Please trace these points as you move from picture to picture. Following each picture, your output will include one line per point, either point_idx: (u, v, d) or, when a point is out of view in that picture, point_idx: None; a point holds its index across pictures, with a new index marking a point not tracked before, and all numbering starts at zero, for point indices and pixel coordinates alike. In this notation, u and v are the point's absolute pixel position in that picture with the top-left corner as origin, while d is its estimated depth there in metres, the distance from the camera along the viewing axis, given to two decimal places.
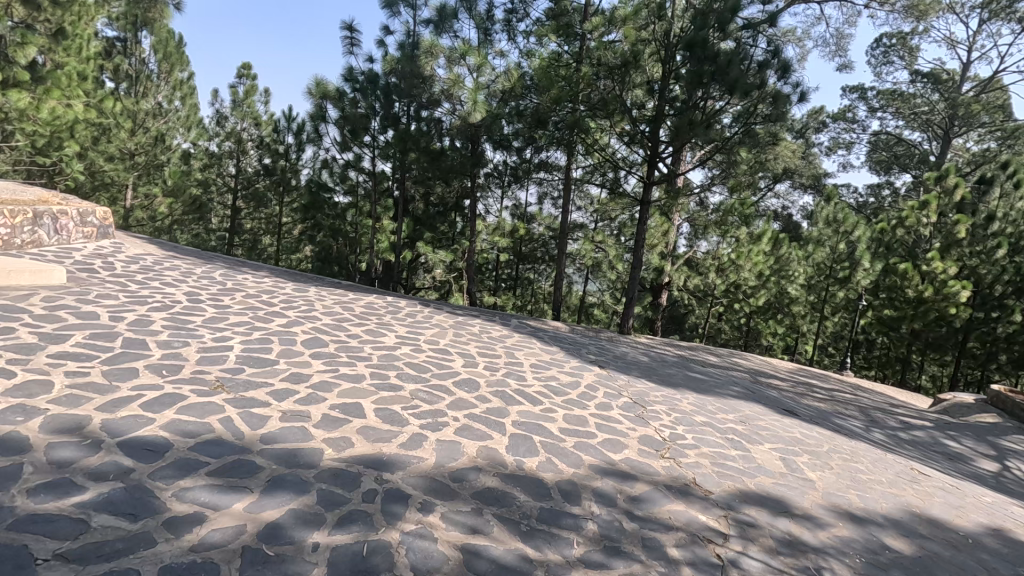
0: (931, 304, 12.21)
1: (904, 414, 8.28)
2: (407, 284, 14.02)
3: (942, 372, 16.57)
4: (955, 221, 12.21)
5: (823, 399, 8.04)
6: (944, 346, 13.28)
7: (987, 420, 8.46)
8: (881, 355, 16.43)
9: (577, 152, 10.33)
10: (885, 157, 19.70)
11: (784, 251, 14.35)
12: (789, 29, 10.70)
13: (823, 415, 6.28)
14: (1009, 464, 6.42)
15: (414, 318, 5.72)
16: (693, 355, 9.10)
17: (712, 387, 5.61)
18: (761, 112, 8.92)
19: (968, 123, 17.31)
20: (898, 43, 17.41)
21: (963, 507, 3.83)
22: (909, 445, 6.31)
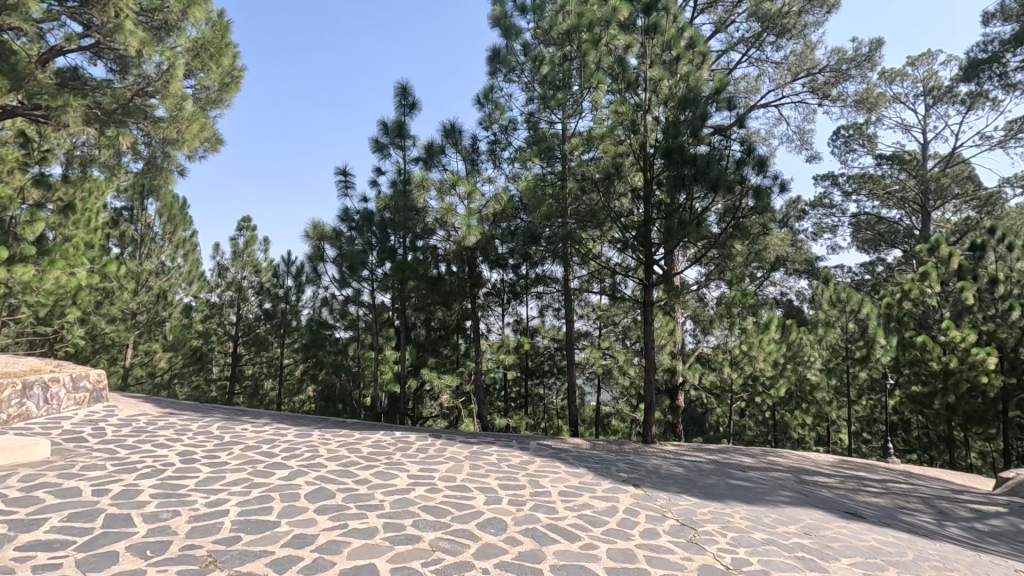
0: (959, 375, 11.68)
1: (971, 501, 7.53)
2: (414, 414, 13.51)
3: (989, 446, 15.52)
4: (961, 288, 12.18)
5: (879, 493, 7.35)
6: (985, 418, 12.51)
7: None
8: (922, 436, 15.48)
9: (574, 263, 10.49)
10: (871, 235, 20.19)
11: (794, 336, 14.04)
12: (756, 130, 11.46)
13: (889, 513, 5.65)
14: None
15: (426, 453, 5.30)
16: (727, 459, 8.47)
17: (761, 494, 5.07)
18: (746, 206, 9.20)
19: (942, 196, 17.98)
20: (856, 133, 18.66)
21: None
22: (993, 538, 5.62)
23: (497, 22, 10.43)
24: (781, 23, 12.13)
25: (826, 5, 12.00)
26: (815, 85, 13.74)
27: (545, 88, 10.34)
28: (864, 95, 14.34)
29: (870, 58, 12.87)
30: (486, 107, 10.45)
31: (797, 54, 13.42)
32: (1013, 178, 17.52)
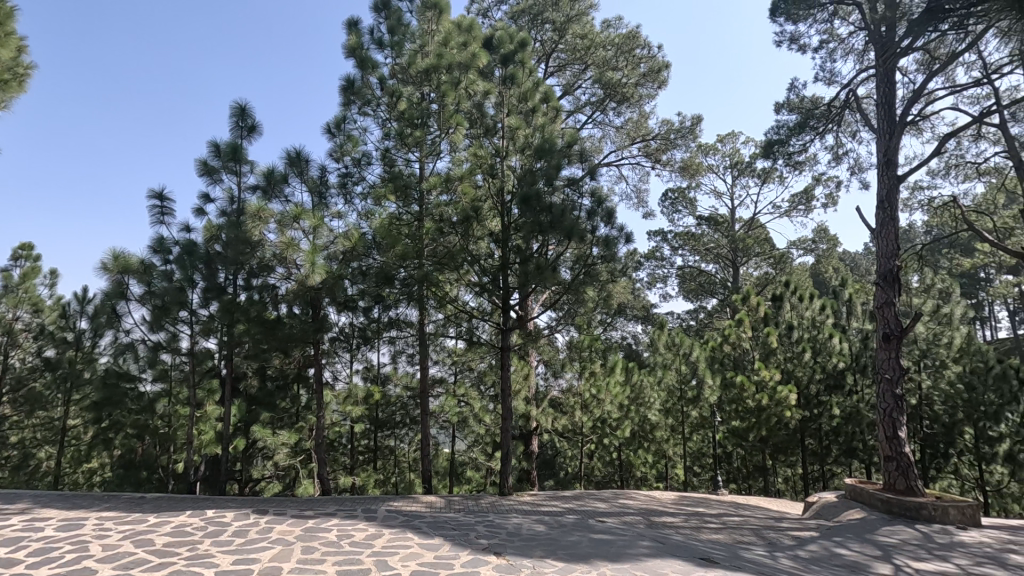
0: (768, 411, 13.20)
1: (789, 529, 8.43)
2: (241, 479, 11.65)
3: (791, 472, 17.80)
4: (767, 333, 14.03)
5: (718, 529, 7.86)
6: (790, 447, 14.03)
7: (856, 516, 9.18)
8: (740, 466, 17.31)
9: (430, 306, 10.05)
10: (694, 286, 22.73)
11: (636, 378, 14.88)
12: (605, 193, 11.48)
13: (731, 554, 6.03)
14: (897, 561, 6.97)
15: (245, 539, 4.33)
16: (583, 506, 8.46)
17: (621, 546, 5.01)
18: (595, 255, 9.62)
19: (747, 253, 20.98)
20: (680, 196, 21.15)
21: None
22: (814, 566, 6.30)
23: (352, 52, 9.97)
24: (620, 91, 13.33)
25: (657, 81, 13.48)
26: (649, 149, 15.23)
27: (402, 125, 9.98)
28: (688, 163, 16.24)
29: (692, 131, 14.68)
30: (338, 138, 9.77)
31: (633, 121, 14.83)
32: (797, 241, 21.07)
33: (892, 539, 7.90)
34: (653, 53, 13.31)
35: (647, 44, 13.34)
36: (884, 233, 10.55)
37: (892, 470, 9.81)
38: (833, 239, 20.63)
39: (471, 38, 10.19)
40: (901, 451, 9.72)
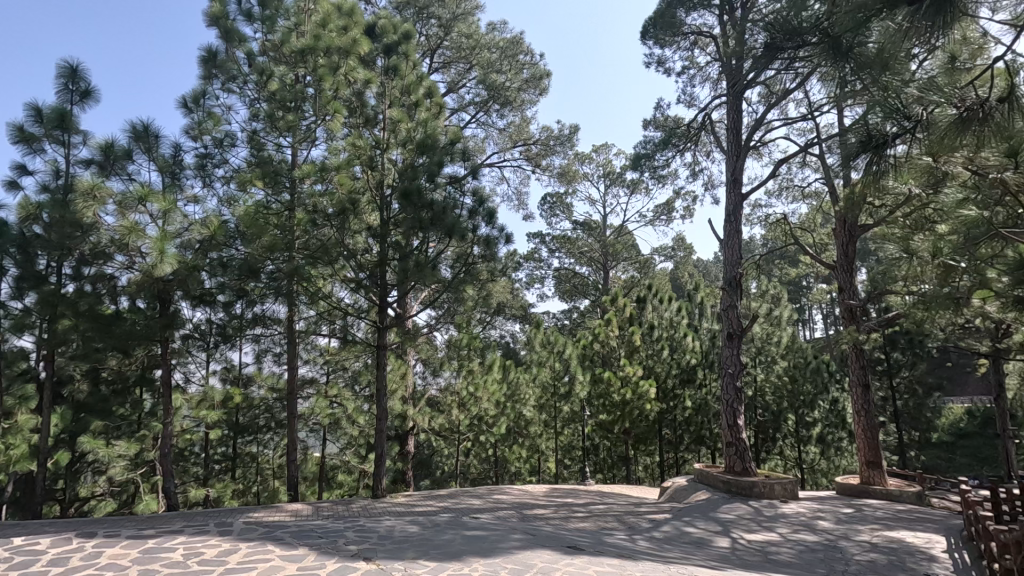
0: (631, 405, 14.25)
1: (646, 513, 9.19)
2: (63, 499, 10.05)
3: (650, 460, 19.40)
4: (632, 332, 15.10)
5: (585, 518, 8.33)
6: (649, 437, 15.26)
7: (702, 497, 10.26)
8: (606, 457, 18.52)
9: (300, 302, 9.45)
10: (568, 287, 23.85)
11: (513, 375, 15.27)
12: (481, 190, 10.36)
13: (595, 541, 6.44)
14: (733, 535, 7.93)
15: (65, 568, 3.73)
16: (458, 504, 8.50)
17: (494, 541, 5.12)
18: (475, 254, 9.70)
19: (617, 258, 22.48)
20: (557, 201, 22.06)
21: None
22: (666, 546, 6.94)
23: (215, 21, 9.05)
24: (503, 94, 13.55)
25: (538, 88, 13.90)
26: (530, 153, 15.69)
27: (272, 107, 9.26)
28: (566, 169, 16.98)
29: (570, 139, 15.38)
30: (196, 114, 8.81)
31: (515, 125, 15.20)
32: (659, 248, 22.99)
33: (730, 515, 8.95)
34: (536, 61, 13.73)
35: (530, 51, 13.73)
36: (730, 244, 11.89)
37: (732, 454, 11.08)
38: (689, 247, 22.81)
39: (352, 23, 9.77)
40: (739, 436, 10.99)
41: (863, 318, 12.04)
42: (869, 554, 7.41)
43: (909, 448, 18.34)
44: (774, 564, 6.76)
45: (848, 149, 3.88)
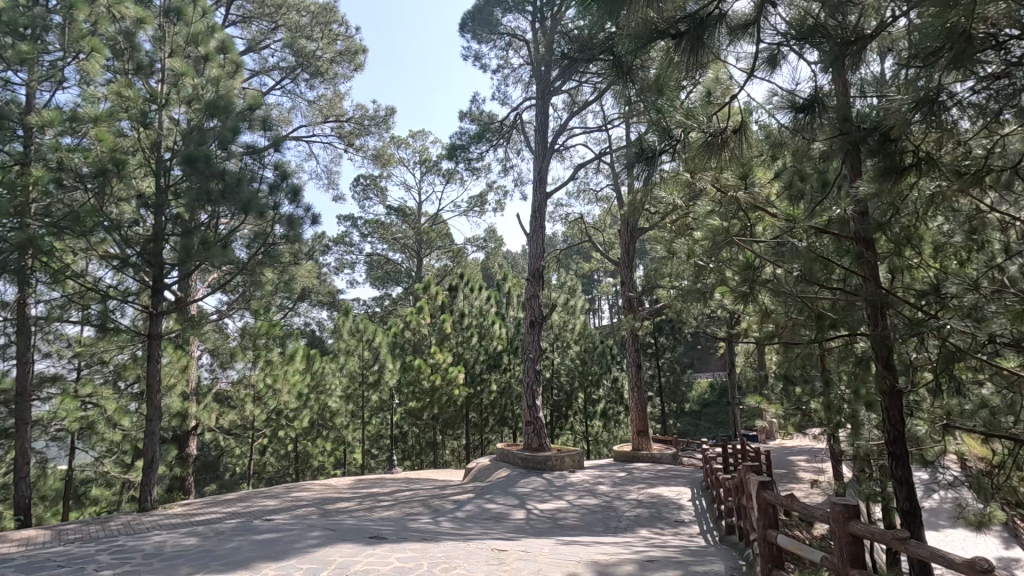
0: (440, 391, 14.48)
1: (451, 495, 9.50)
2: None
3: (456, 444, 20.05)
4: (443, 320, 15.27)
5: (389, 507, 8.29)
6: (457, 422, 15.72)
7: (502, 474, 10.94)
8: (414, 444, 18.63)
9: (38, 281, 7.61)
10: (380, 273, 23.26)
11: (318, 365, 14.53)
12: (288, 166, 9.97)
13: (399, 529, 6.44)
14: (529, 506, 8.62)
15: None
16: (249, 507, 7.76)
17: (289, 542, 4.80)
18: (276, 234, 8.85)
19: (430, 246, 22.59)
20: (371, 184, 21.29)
21: None
22: (467, 525, 7.27)
23: None
24: (313, 63, 12.56)
25: (352, 63, 13.18)
26: (342, 131, 14.84)
27: None
28: (381, 152, 16.45)
29: (386, 122, 14.93)
30: None
31: (326, 98, 14.22)
32: (471, 239, 23.70)
33: (526, 488, 9.69)
34: (351, 33, 12.98)
35: (344, 21, 12.92)
36: (535, 238, 12.77)
37: (530, 433, 11.99)
38: (499, 239, 23.96)
39: None
40: (537, 416, 11.92)
41: (638, 308, 13.95)
42: (636, 510, 8.70)
43: (669, 418, 21.91)
44: (562, 528, 7.53)
45: (627, 158, 4.43)
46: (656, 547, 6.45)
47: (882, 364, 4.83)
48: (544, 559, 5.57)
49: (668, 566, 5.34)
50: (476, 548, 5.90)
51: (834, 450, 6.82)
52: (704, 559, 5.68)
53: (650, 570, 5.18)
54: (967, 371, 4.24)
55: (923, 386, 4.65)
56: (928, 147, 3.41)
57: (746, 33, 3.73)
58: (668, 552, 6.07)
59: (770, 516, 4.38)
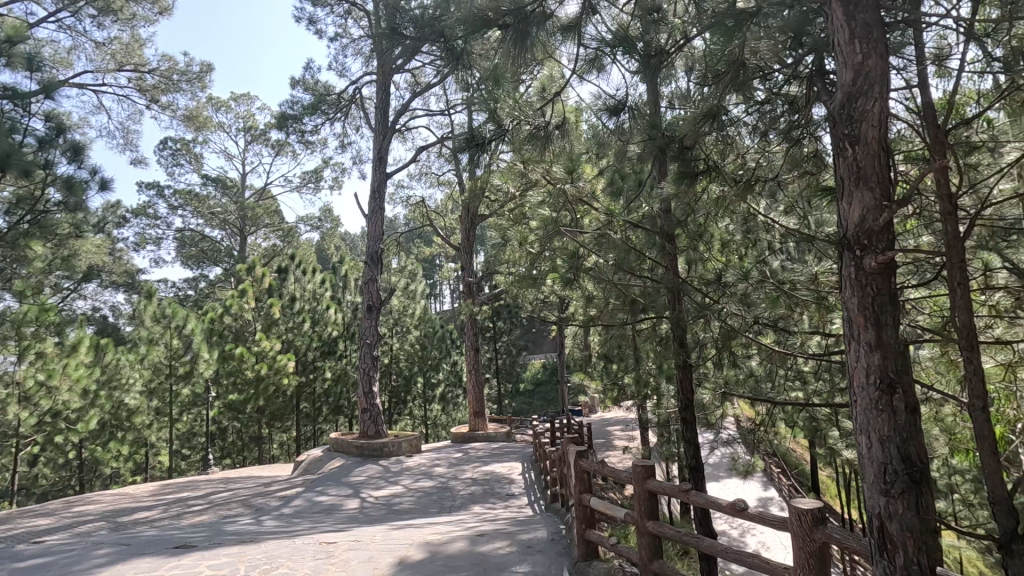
0: (266, 380, 13.31)
1: (276, 491, 8.87)
2: None
3: (285, 437, 18.75)
4: (270, 304, 14.00)
5: (202, 511, 7.48)
6: (285, 413, 14.69)
7: (335, 465, 10.50)
8: (236, 440, 17.02)
9: None
10: (194, 252, 20.58)
11: (110, 357, 12.39)
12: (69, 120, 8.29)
13: (213, 534, 5.88)
14: (363, 495, 8.42)
15: None
16: (11, 530, 6.40)
17: (67, 565, 4.11)
18: (49, 200, 7.31)
19: (256, 224, 20.57)
20: (182, 148, 18.63)
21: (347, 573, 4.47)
22: (294, 521, 6.92)
23: None
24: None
25: (157, 6, 11.32)
26: (143, 85, 12.72)
27: None
28: (194, 113, 14.42)
29: (200, 79, 13.14)
30: None
31: (121, 43, 12.04)
32: (305, 217, 22.08)
33: (361, 477, 9.46)
34: None
35: None
36: (374, 220, 12.32)
37: (366, 420, 11.65)
38: (335, 220, 22.67)
39: None
40: (373, 403, 11.59)
41: (477, 293, 14.28)
42: (470, 487, 9.01)
43: (505, 398, 22.92)
44: (396, 513, 7.48)
45: (455, 145, 4.24)
46: (487, 522, 6.74)
47: (678, 343, 5.57)
48: (377, 546, 5.51)
49: (497, 537, 5.63)
50: (303, 543, 5.60)
51: (642, 420, 7.75)
52: (530, 526, 6.11)
53: (480, 544, 5.41)
54: (739, 347, 5.08)
55: (708, 361, 5.47)
56: (715, 156, 3.97)
57: (571, 35, 3.97)
58: (498, 525, 6.40)
59: (585, 481, 4.83)
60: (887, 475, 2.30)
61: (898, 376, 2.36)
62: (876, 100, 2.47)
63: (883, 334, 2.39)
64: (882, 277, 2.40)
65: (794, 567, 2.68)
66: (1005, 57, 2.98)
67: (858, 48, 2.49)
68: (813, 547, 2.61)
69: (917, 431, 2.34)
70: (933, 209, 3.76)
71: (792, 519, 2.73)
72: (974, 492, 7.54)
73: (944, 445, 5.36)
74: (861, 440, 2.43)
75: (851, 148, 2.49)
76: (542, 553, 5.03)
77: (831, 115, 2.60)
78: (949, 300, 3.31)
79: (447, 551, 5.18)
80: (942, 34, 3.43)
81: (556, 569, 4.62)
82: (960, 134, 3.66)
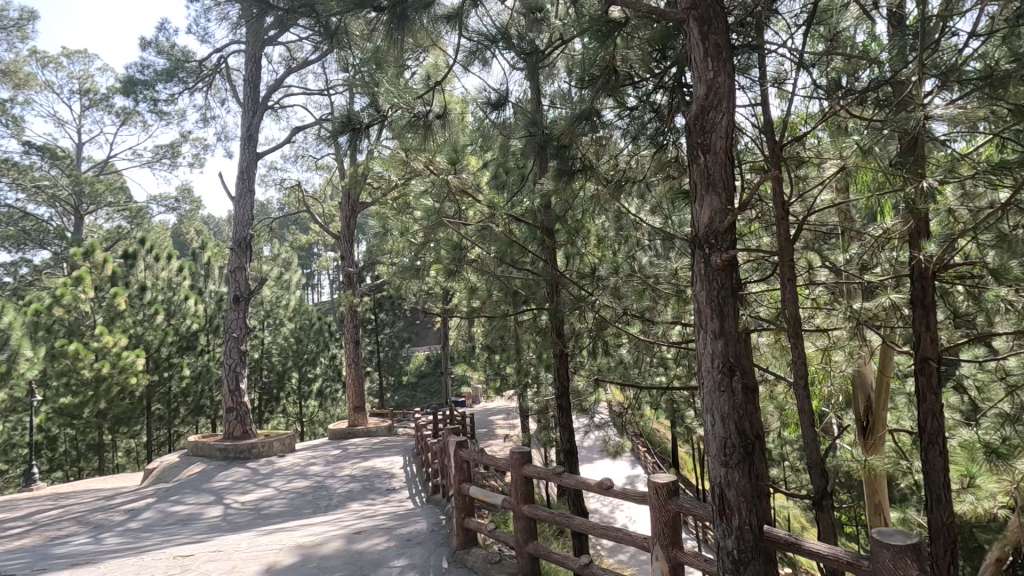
0: (109, 380, 11.71)
1: (120, 504, 7.88)
2: None
3: (132, 442, 16.83)
4: (114, 295, 12.20)
5: (23, 534, 6.46)
6: (133, 416, 13.11)
7: (194, 470, 9.57)
8: (69, 450, 14.90)
9: None
10: (12, 231, 17.47)
11: None
12: None
13: (37, 560, 5.12)
14: (227, 500, 7.79)
15: None
16: None
17: None
18: None
19: (95, 202, 17.92)
20: None
21: None
22: (143, 535, 6.26)
23: None
24: None
25: None
26: None
27: None
28: (11, 67, 12.19)
29: (20, 28, 11.18)
30: None
31: None
32: (157, 197, 19.68)
33: (224, 481, 8.72)
34: None
35: None
36: (241, 203, 11.32)
37: (232, 420, 10.74)
38: (195, 201, 20.50)
39: None
40: (240, 401, 10.70)
41: (357, 284, 13.73)
42: (349, 485, 8.70)
43: (387, 391, 22.40)
44: (265, 518, 7.01)
45: (332, 127, 4.00)
46: (365, 519, 6.57)
47: (555, 334, 5.82)
48: (240, 554, 5.15)
49: (374, 533, 5.51)
50: (151, 559, 5.06)
51: (522, 408, 7.99)
52: (409, 520, 6.04)
53: (357, 541, 5.26)
54: (611, 337, 5.40)
55: (583, 350, 5.74)
56: (591, 156, 4.18)
57: (454, 24, 3.91)
58: (376, 521, 6.26)
59: (465, 470, 4.86)
60: (727, 448, 2.59)
61: (737, 361, 2.66)
62: (724, 114, 2.74)
63: (726, 324, 2.68)
64: (726, 274, 2.69)
65: (652, 535, 2.92)
66: (827, 86, 3.44)
67: (709, 65, 2.75)
68: (668, 517, 2.88)
69: (750, 409, 2.66)
70: (771, 214, 4.29)
71: (650, 493, 2.97)
72: (799, 459, 8.76)
73: (776, 420, 6.17)
74: (707, 419, 2.71)
75: (703, 156, 2.75)
76: (421, 545, 5.02)
77: (687, 124, 2.85)
78: (781, 294, 3.80)
79: (320, 552, 4.97)
80: (781, 61, 3.89)
81: (435, 559, 4.64)
82: (793, 150, 4.20)
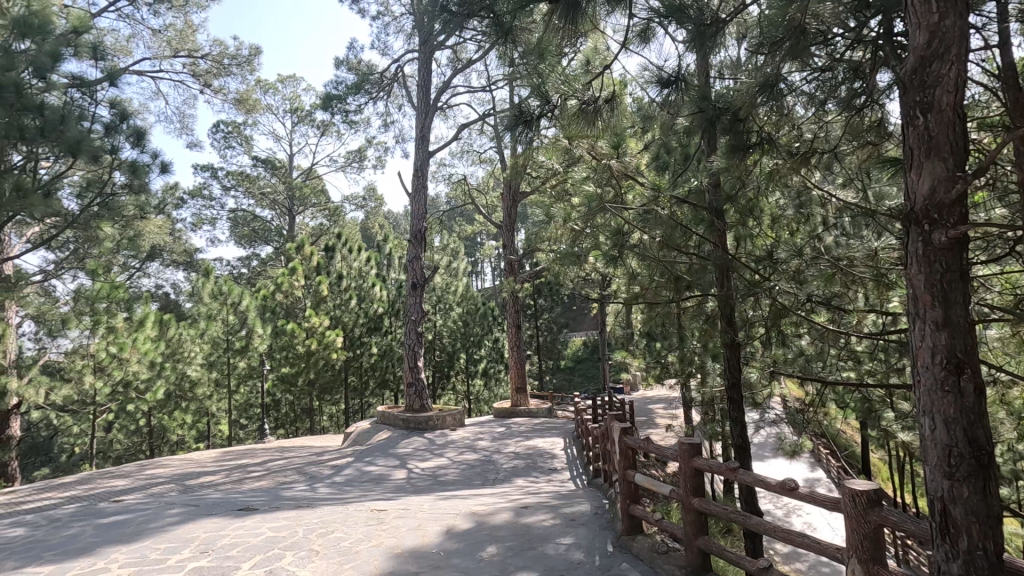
0: (317, 355, 13.75)
1: (328, 460, 9.29)
2: None
3: (334, 409, 19.67)
4: (320, 282, 14.33)
5: (261, 477, 7.97)
6: (335, 386, 15.25)
7: (383, 436, 10.89)
8: (289, 412, 17.92)
9: None
10: (247, 231, 21.38)
11: (173, 331, 12.67)
12: (115, 99, 8.32)
13: (271, 499, 6.31)
14: (410, 465, 8.75)
15: None
16: (94, 489, 7.33)
17: (141, 546, 4.47)
18: (115, 183, 8.32)
19: (304, 203, 21.08)
20: (233, 131, 19.25)
21: (388, 543, 4.76)
22: (347, 488, 7.36)
23: None
24: None
25: None
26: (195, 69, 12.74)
27: None
28: (244, 96, 14.82)
29: (249, 63, 13.48)
30: None
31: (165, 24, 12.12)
32: (350, 197, 22.53)
33: (407, 448, 9.79)
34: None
35: None
36: (416, 198, 12.45)
37: (412, 394, 11.95)
38: (379, 199, 23.03)
39: None
40: (418, 377, 11.86)
41: (519, 271, 14.31)
42: (513, 461, 9.19)
43: (546, 374, 23.04)
44: (441, 484, 7.73)
45: (506, 120, 4.24)
46: (530, 495, 6.90)
47: (725, 321, 5.45)
48: (421, 514, 5.76)
49: (539, 510, 5.75)
50: (354, 510, 5.90)
51: (685, 398, 7.67)
52: (573, 500, 6.19)
53: (524, 515, 5.53)
54: (790, 326, 4.91)
55: (756, 339, 5.31)
56: (769, 129, 3.82)
57: (621, 6, 3.85)
58: (540, 498, 6.52)
59: (630, 458, 4.82)
60: (951, 458, 2.22)
61: (966, 357, 2.25)
62: (952, 64, 2.30)
63: (952, 313, 2.28)
64: (952, 253, 2.29)
65: (847, 547, 2.63)
66: None
67: (933, 7, 2.33)
68: (868, 529, 2.55)
69: (984, 414, 2.24)
70: (1009, 180, 3.53)
71: (845, 500, 2.67)
72: None
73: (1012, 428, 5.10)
74: (924, 422, 2.35)
75: (923, 116, 2.35)
76: (585, 526, 5.12)
77: (901, 80, 2.47)
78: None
79: (491, 522, 5.33)
80: None
81: (599, 541, 4.69)
82: None
